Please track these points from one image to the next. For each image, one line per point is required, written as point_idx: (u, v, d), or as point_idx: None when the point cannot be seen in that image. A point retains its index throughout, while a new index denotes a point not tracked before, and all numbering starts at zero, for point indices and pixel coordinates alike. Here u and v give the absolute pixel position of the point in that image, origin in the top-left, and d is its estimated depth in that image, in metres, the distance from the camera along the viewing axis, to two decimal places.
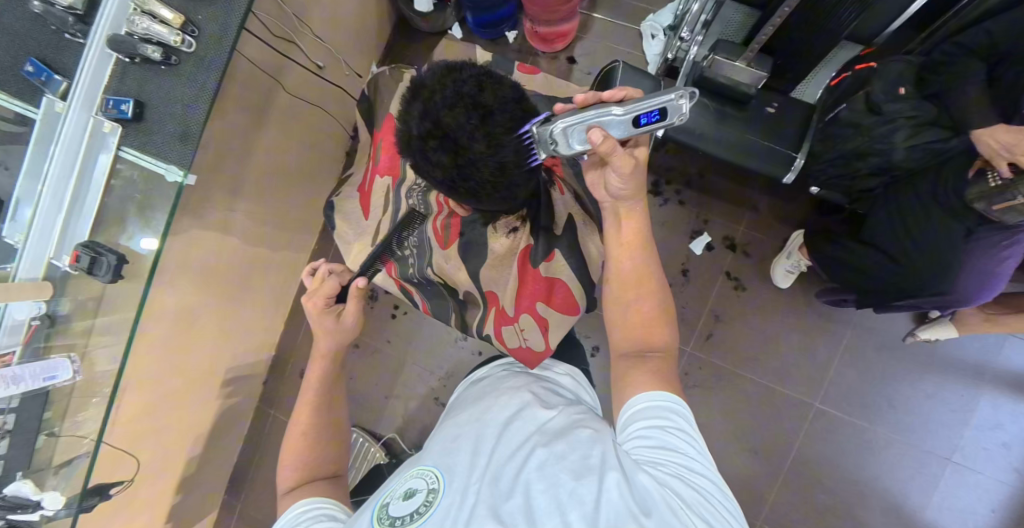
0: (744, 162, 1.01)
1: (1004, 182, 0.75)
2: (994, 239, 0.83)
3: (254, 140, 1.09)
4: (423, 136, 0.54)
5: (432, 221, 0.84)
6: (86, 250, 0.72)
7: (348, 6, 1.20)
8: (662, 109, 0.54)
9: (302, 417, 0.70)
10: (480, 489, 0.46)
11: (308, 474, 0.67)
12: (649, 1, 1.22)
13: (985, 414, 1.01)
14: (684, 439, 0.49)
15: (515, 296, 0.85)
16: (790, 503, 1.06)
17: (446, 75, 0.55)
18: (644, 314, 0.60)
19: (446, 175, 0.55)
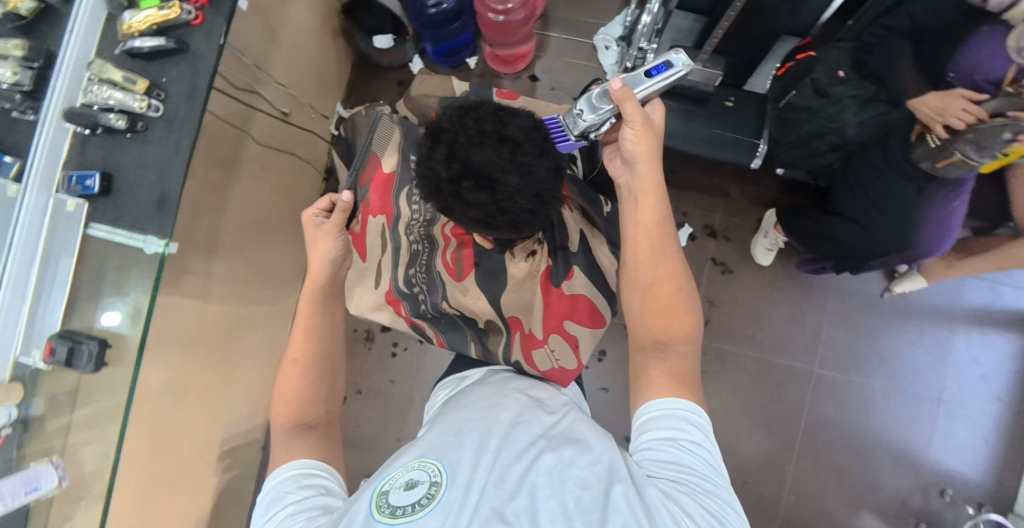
0: (713, 152, 1.09)
1: (944, 141, 0.83)
2: (944, 193, 0.91)
3: (226, 195, 1.05)
4: (452, 180, 0.56)
5: (441, 254, 0.87)
6: (63, 340, 0.66)
7: (306, 50, 1.18)
8: (666, 61, 0.70)
9: (295, 347, 0.70)
10: (485, 484, 0.44)
11: (303, 409, 0.66)
12: (599, 16, 1.28)
13: (961, 352, 1.11)
14: (697, 455, 0.50)
15: (540, 317, 0.84)
16: (810, 466, 1.12)
17: (465, 116, 0.57)
18: (666, 300, 0.62)
19: (484, 213, 0.57)
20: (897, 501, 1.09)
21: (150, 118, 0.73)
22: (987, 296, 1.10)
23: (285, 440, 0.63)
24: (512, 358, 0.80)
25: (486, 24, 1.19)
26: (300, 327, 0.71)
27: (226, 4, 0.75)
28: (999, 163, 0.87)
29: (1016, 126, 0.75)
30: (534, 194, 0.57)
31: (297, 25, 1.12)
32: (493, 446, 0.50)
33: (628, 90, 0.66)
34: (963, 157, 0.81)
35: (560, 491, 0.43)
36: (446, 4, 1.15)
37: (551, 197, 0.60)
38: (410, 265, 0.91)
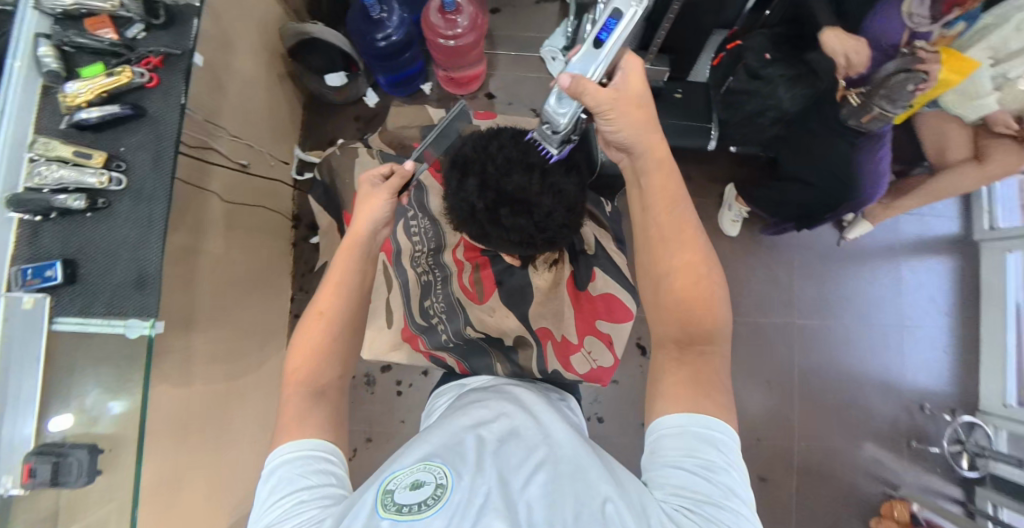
0: (675, 141, 1.19)
1: (863, 99, 0.96)
2: (872, 146, 1.04)
3: (195, 261, 0.97)
4: (489, 205, 0.66)
5: (458, 279, 0.93)
6: (42, 458, 0.53)
7: (255, 98, 1.13)
8: (610, 15, 0.66)
9: (323, 298, 0.65)
10: (492, 485, 0.44)
11: (321, 364, 0.62)
12: (540, 29, 1.34)
13: (909, 280, 1.26)
14: (711, 479, 0.48)
15: (569, 324, 0.91)
16: (811, 409, 1.22)
17: (493, 148, 0.69)
18: (688, 281, 0.60)
19: (522, 230, 0.66)
20: (890, 422, 1.21)
21: (113, 193, 0.65)
22: (918, 227, 1.27)
23: (299, 390, 0.60)
24: (549, 368, 0.85)
25: (438, 50, 1.21)
26: (337, 279, 0.66)
27: (182, 61, 0.70)
28: (904, 116, 1.04)
29: (912, 77, 0.91)
30: (564, 204, 0.67)
31: (244, 73, 1.08)
32: (501, 454, 0.50)
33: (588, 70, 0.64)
34: (881, 111, 0.94)
35: (555, 492, 0.44)
36: (394, 36, 1.18)
37: (577, 205, 0.70)
38: (425, 297, 0.99)
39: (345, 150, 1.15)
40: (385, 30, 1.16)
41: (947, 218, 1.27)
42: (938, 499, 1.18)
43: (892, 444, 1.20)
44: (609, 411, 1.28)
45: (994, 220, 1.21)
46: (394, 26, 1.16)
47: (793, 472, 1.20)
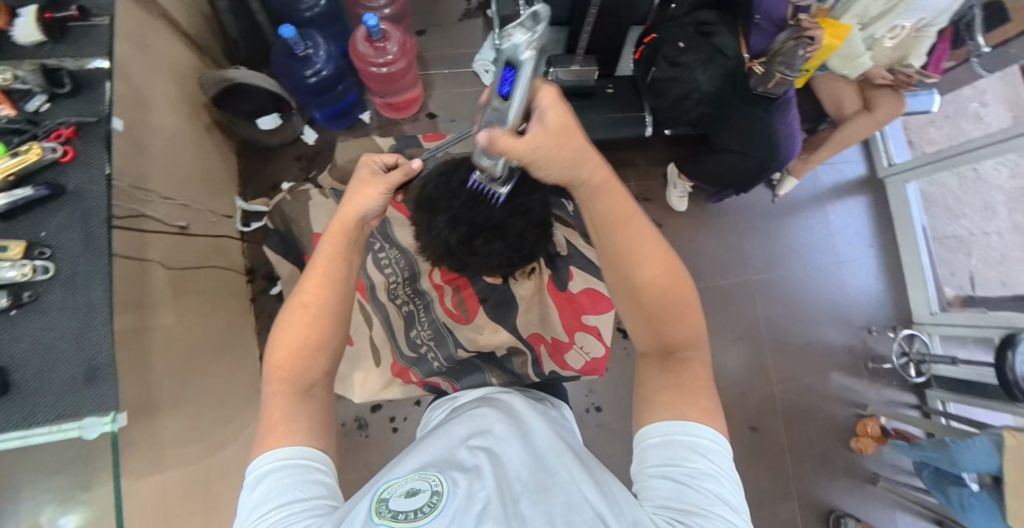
0: (616, 132, 1.24)
1: (766, 69, 1.09)
2: (781, 110, 1.17)
3: (150, 336, 0.88)
4: (463, 239, 0.65)
5: (440, 304, 0.90)
6: None
7: (185, 154, 1.06)
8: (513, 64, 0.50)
9: (309, 288, 0.60)
10: (491, 494, 0.44)
11: (306, 361, 0.59)
12: (468, 46, 1.39)
13: (837, 222, 1.43)
14: (698, 489, 0.47)
15: (557, 326, 0.89)
16: (782, 352, 1.34)
17: (457, 183, 0.67)
18: (656, 283, 0.57)
19: (500, 256, 0.66)
20: (847, 349, 1.35)
21: (40, 283, 0.59)
22: (834, 175, 1.45)
23: (281, 388, 0.57)
24: (546, 369, 0.88)
25: (371, 78, 1.20)
26: (325, 268, 0.61)
27: (99, 128, 0.65)
28: (803, 79, 1.17)
29: (801, 44, 1.03)
30: (537, 225, 0.67)
31: (166, 129, 1.00)
32: (502, 460, 0.49)
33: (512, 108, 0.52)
34: (782, 76, 1.08)
35: (544, 495, 0.44)
36: (324, 71, 1.15)
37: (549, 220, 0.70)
38: (410, 327, 0.95)
39: (296, 196, 1.09)
40: (313, 66, 1.13)
41: (854, 163, 1.48)
42: (898, 408, 1.34)
43: (854, 369, 1.34)
44: (607, 399, 1.31)
45: (891, 157, 1.43)
46: (323, 61, 1.13)
47: (778, 415, 1.31)
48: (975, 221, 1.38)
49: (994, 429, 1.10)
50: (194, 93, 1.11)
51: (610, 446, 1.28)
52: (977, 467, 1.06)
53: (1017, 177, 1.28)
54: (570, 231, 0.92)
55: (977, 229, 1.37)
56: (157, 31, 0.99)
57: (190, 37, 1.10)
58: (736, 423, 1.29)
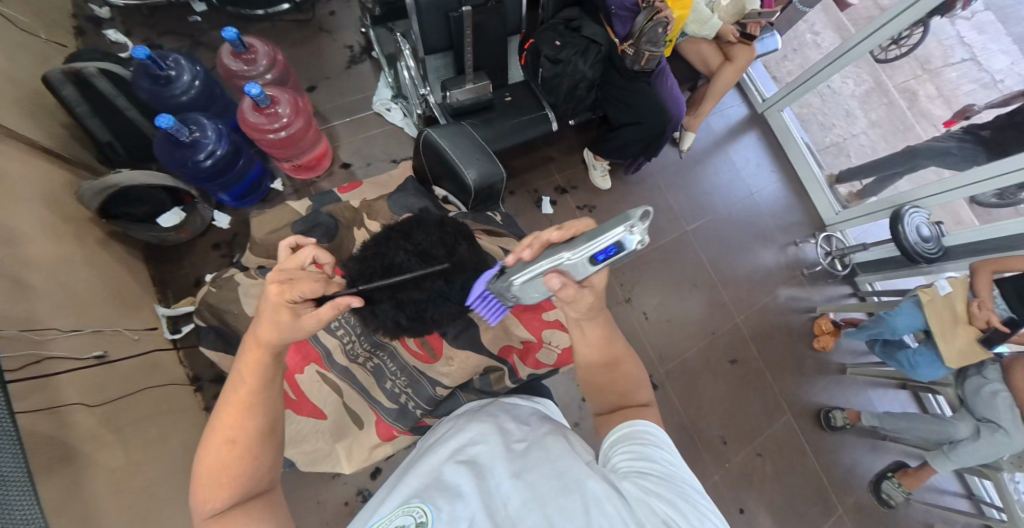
0: (524, 135, 1.19)
1: (632, 50, 1.16)
2: (659, 78, 1.26)
3: (103, 486, 0.76)
4: (413, 316, 0.58)
5: (404, 349, 0.76)
6: None
7: (81, 279, 0.94)
8: (615, 243, 0.46)
9: (229, 423, 0.49)
10: (474, 508, 0.39)
11: (241, 493, 0.48)
12: (361, 91, 1.39)
13: (738, 159, 1.60)
14: (662, 460, 0.47)
15: (521, 331, 0.77)
16: (733, 285, 1.45)
17: (388, 272, 0.58)
18: (623, 373, 0.58)
19: (447, 319, 0.62)
20: (783, 266, 1.50)
21: None
22: (723, 121, 1.64)
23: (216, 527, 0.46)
24: (523, 375, 0.80)
25: (271, 145, 1.16)
26: (243, 392, 0.50)
27: None
28: (670, 47, 1.28)
29: (659, 23, 1.07)
30: (471, 276, 0.62)
31: (49, 258, 0.89)
32: (493, 474, 0.43)
33: (570, 288, 0.52)
34: (651, 53, 1.14)
35: (534, 494, 0.40)
36: (218, 150, 1.09)
37: (482, 260, 0.67)
38: (383, 381, 0.83)
39: (220, 286, 0.90)
40: (205, 149, 1.06)
41: (736, 105, 1.69)
42: (841, 301, 1.51)
43: (795, 280, 1.49)
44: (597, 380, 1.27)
45: (763, 93, 1.67)
46: (214, 141, 1.07)
47: (747, 341, 1.41)
48: (844, 128, 1.61)
49: (911, 293, 1.27)
50: (72, 210, 1.00)
51: None
52: (909, 327, 1.21)
53: (861, 84, 1.50)
54: (505, 240, 0.87)
55: (847, 133, 1.60)
56: (7, 156, 0.89)
57: (51, 153, 1.01)
58: (716, 361, 1.38)
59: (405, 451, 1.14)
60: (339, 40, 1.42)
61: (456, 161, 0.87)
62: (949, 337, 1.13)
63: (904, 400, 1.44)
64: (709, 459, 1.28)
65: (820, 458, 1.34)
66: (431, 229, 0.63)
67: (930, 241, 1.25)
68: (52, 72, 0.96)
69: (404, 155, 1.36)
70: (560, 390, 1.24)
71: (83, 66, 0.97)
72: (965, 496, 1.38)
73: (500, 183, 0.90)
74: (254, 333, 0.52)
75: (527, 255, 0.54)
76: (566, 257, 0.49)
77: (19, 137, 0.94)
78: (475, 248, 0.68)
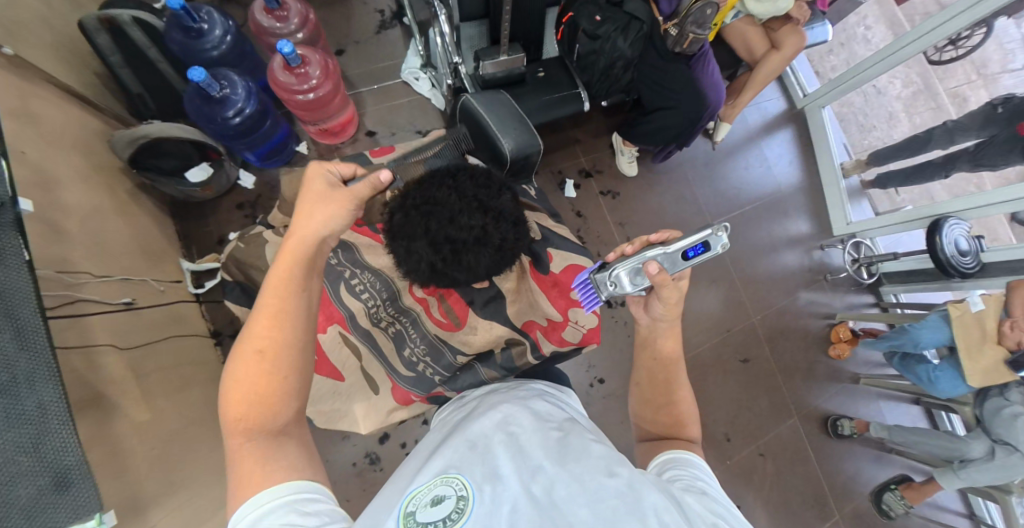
0: (549, 115, 1.16)
1: (677, 30, 1.09)
2: (700, 62, 1.17)
3: (128, 428, 0.78)
4: (448, 257, 0.57)
5: (428, 317, 0.77)
6: None
7: (111, 226, 0.96)
8: (705, 242, 0.53)
9: (260, 332, 0.46)
10: (518, 492, 0.35)
11: (270, 411, 0.45)
12: (390, 57, 1.37)
13: (772, 152, 1.56)
14: (713, 488, 0.46)
15: (548, 307, 0.76)
16: (753, 284, 1.43)
17: (425, 207, 0.58)
18: (687, 395, 0.58)
19: (484, 268, 0.59)
20: (805, 268, 1.47)
21: None
22: (759, 114, 1.58)
23: (250, 447, 0.44)
24: (546, 352, 0.78)
25: (297, 106, 1.14)
26: (276, 301, 0.48)
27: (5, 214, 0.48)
28: (716, 30, 1.19)
29: (708, 4, 1.00)
30: (511, 227, 0.60)
31: (80, 203, 0.90)
32: (532, 456, 0.39)
33: (666, 277, 0.53)
34: (696, 35, 1.08)
35: (585, 486, 0.35)
36: (247, 109, 1.09)
37: (523, 219, 0.65)
38: (402, 349, 0.81)
39: (248, 241, 0.89)
40: (234, 106, 1.06)
41: (775, 99, 1.62)
42: (861, 309, 1.48)
43: (815, 284, 1.46)
44: (607, 369, 1.25)
45: (804, 88, 1.60)
46: (243, 99, 1.06)
47: (761, 343, 1.39)
48: (885, 131, 1.55)
49: (940, 307, 1.23)
50: (104, 158, 1.01)
51: (625, 413, 1.22)
52: (934, 341, 1.18)
53: (909, 85, 1.45)
54: (535, 215, 0.87)
55: (887, 137, 1.54)
56: (41, 99, 0.89)
57: (83, 99, 1.01)
58: (727, 359, 1.36)
59: (414, 420, 1.15)
60: (371, 3, 1.38)
61: (493, 129, 0.85)
62: (974, 356, 1.11)
63: (916, 414, 1.43)
64: (712, 454, 1.28)
65: (823, 464, 1.33)
66: (472, 174, 0.63)
67: (967, 255, 1.21)
68: (87, 18, 0.95)
69: (430, 126, 1.34)
70: (570, 373, 1.24)
71: (119, 13, 0.96)
72: (965, 515, 1.37)
73: (535, 154, 0.88)
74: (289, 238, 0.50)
75: (627, 251, 0.58)
76: (662, 248, 0.53)
77: (53, 80, 0.94)
78: (520, 209, 0.66)
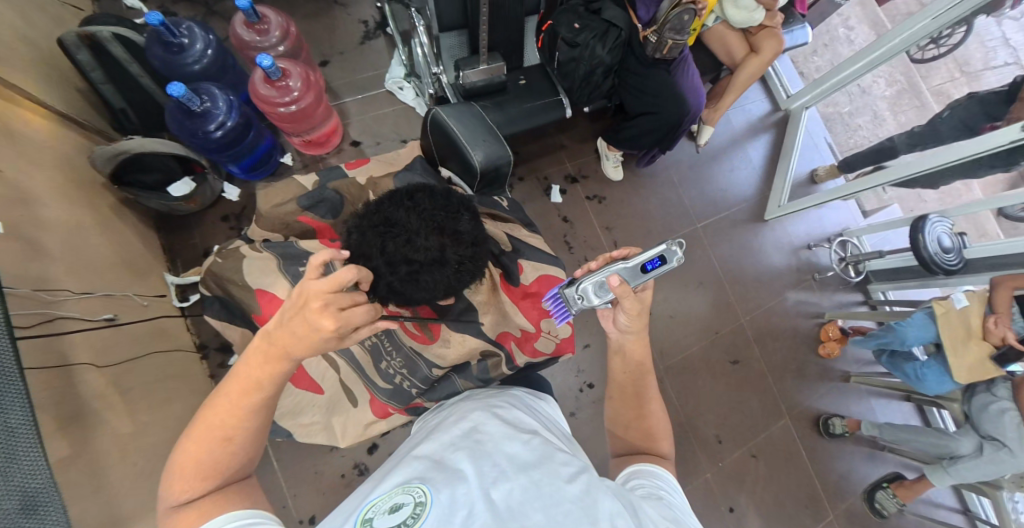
0: (532, 122, 1.16)
1: (656, 37, 1.09)
2: (680, 65, 1.18)
3: (110, 446, 0.77)
4: (405, 278, 0.57)
5: (402, 330, 0.75)
6: None
7: (92, 243, 0.96)
8: (660, 256, 0.56)
9: (227, 422, 0.46)
10: (475, 497, 0.34)
11: (226, 481, 0.46)
12: (373, 68, 1.37)
13: (756, 154, 1.57)
14: (675, 498, 0.46)
15: (520, 319, 0.77)
16: (740, 285, 1.43)
17: (382, 229, 0.59)
18: (657, 404, 0.59)
19: (442, 288, 0.60)
20: (792, 268, 1.47)
21: None
22: (744, 116, 1.59)
23: (193, 508, 0.44)
24: (519, 363, 0.78)
25: (279, 119, 1.15)
26: (250, 392, 0.47)
27: None
28: (694, 36, 1.19)
29: (685, 10, 1.01)
30: (470, 248, 0.60)
31: (61, 220, 0.90)
32: (493, 463, 0.38)
33: (627, 288, 0.54)
34: (674, 41, 1.08)
35: (542, 490, 0.35)
36: (229, 122, 1.08)
37: (484, 236, 0.65)
38: (379, 361, 0.80)
39: (226, 255, 0.88)
40: (215, 119, 1.06)
41: (759, 101, 1.62)
42: (850, 307, 1.48)
43: (804, 284, 1.47)
44: (595, 373, 1.25)
45: (787, 89, 1.61)
46: (225, 112, 1.06)
47: (750, 343, 1.39)
48: (870, 130, 1.55)
49: (925, 305, 1.24)
50: (86, 174, 1.01)
51: None
52: (920, 338, 1.19)
53: (892, 84, 1.48)
54: (510, 226, 0.88)
55: (872, 136, 1.55)
56: (22, 118, 0.89)
57: (66, 117, 1.01)
58: (717, 361, 1.36)
59: (402, 430, 1.15)
60: (354, 15, 1.39)
61: (465, 142, 0.85)
62: (960, 352, 1.11)
63: (906, 412, 1.43)
64: (703, 456, 1.28)
65: (814, 464, 1.33)
66: (432, 192, 0.63)
67: (951, 253, 1.20)
68: (66, 36, 0.95)
69: (414, 136, 1.35)
70: (559, 378, 1.24)
71: (98, 30, 0.96)
72: (959, 511, 1.36)
73: (507, 166, 0.88)
74: (274, 340, 0.47)
75: (592, 266, 0.60)
76: (623, 262, 0.56)
77: (34, 98, 0.94)
78: (483, 229, 0.66)
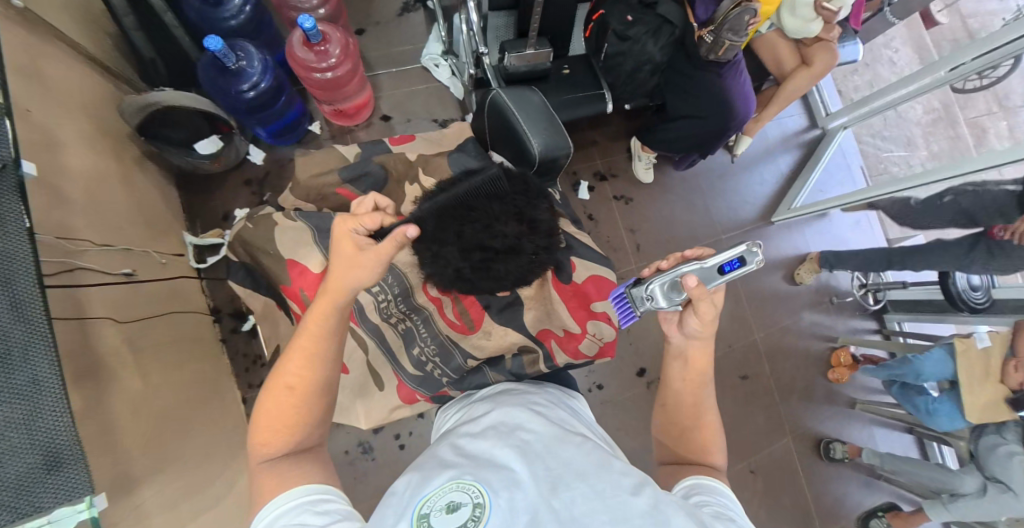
0: (573, 113, 1.12)
1: (711, 36, 1.05)
2: (732, 70, 1.14)
3: (125, 405, 0.76)
4: (478, 265, 0.56)
5: (441, 316, 0.78)
6: None
7: (114, 195, 0.93)
8: (740, 257, 0.54)
9: (294, 371, 0.48)
10: (536, 501, 0.34)
11: (297, 441, 0.48)
12: (410, 42, 1.33)
13: (788, 168, 1.55)
14: (741, 517, 0.45)
15: (565, 317, 0.77)
16: (758, 300, 1.42)
17: (458, 212, 0.57)
18: (708, 418, 0.57)
19: (512, 279, 0.58)
20: (813, 289, 1.46)
21: None
22: (780, 129, 1.56)
23: (268, 470, 0.45)
24: (559, 363, 0.75)
25: (313, 85, 1.11)
26: (312, 339, 0.49)
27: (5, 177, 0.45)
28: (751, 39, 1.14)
29: (746, 10, 0.97)
30: (546, 239, 0.59)
31: (86, 169, 0.87)
32: (549, 465, 0.37)
33: (703, 291, 0.53)
34: (731, 42, 1.04)
35: (606, 503, 0.34)
36: (262, 84, 1.05)
37: (556, 229, 0.64)
38: (411, 346, 0.81)
39: (256, 222, 0.87)
40: (249, 79, 1.03)
41: (796, 116, 1.60)
42: (863, 334, 1.47)
43: (821, 306, 1.45)
44: (607, 375, 1.24)
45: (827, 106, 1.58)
46: (259, 73, 1.03)
47: (761, 360, 1.39)
48: None
49: (944, 339, 1.23)
50: (112, 122, 0.98)
51: (623, 421, 1.22)
52: (935, 374, 1.18)
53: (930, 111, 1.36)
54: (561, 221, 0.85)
55: None
56: (51, 58, 0.85)
57: (94, 61, 0.98)
58: (727, 374, 1.36)
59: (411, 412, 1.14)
60: None
61: (524, 128, 0.82)
62: (975, 391, 1.11)
63: (907, 443, 1.43)
64: None
65: (812, 486, 1.33)
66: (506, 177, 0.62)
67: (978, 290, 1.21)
68: None
69: (447, 116, 1.32)
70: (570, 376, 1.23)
71: None
72: None
73: (566, 156, 0.84)
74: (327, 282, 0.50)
75: (660, 266, 0.60)
76: (698, 263, 0.55)
77: (64, 38, 0.90)
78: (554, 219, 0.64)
